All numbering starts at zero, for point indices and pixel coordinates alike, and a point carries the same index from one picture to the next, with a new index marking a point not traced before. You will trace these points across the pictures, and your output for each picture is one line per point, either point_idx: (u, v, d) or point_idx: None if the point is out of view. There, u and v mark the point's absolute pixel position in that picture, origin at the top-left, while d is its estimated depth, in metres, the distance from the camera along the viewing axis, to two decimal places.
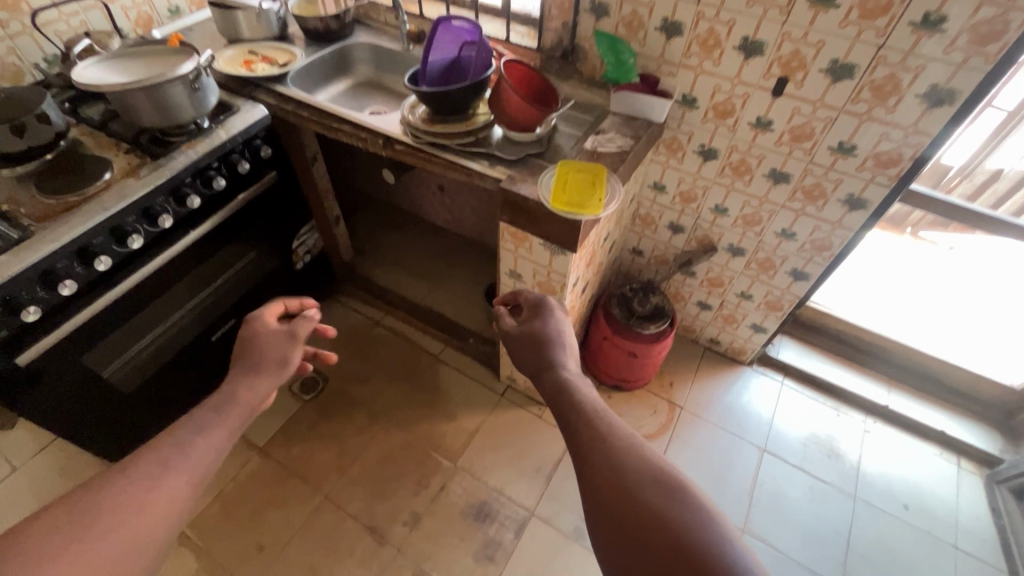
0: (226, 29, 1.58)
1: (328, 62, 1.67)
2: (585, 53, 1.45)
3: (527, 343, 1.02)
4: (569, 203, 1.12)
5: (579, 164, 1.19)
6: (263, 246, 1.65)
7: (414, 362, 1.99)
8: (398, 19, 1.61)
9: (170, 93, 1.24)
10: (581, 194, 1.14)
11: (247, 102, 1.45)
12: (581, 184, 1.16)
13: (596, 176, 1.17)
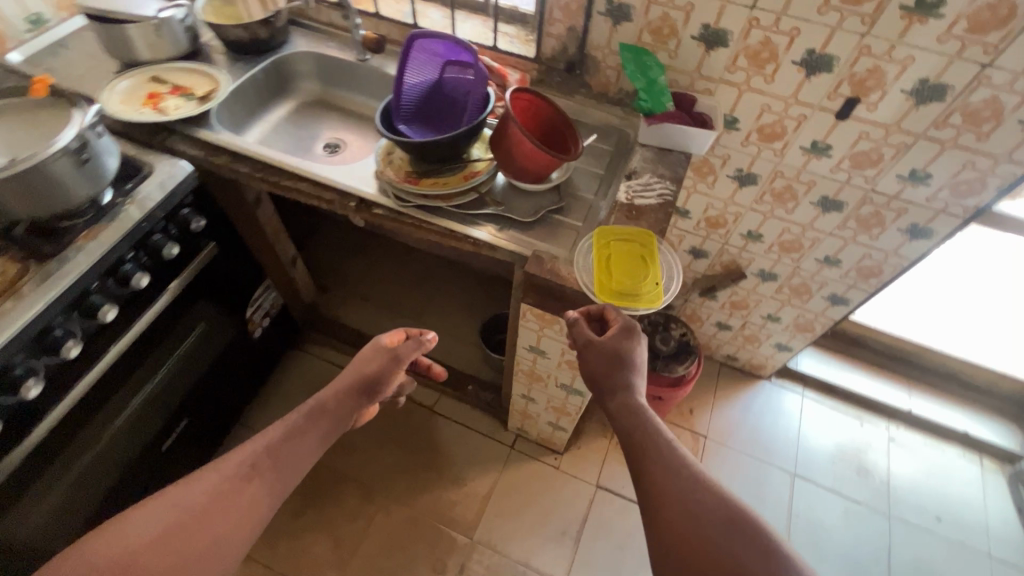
0: (114, 46, 1.17)
1: (263, 82, 1.30)
2: (598, 65, 1.16)
3: (608, 361, 0.86)
4: (614, 291, 0.89)
5: (620, 233, 0.96)
6: (210, 326, 1.32)
7: (407, 419, 1.74)
8: (349, 24, 1.25)
9: (48, 174, 0.88)
10: (631, 276, 0.90)
11: (161, 159, 1.08)
12: (629, 261, 0.92)
13: (645, 248, 0.94)
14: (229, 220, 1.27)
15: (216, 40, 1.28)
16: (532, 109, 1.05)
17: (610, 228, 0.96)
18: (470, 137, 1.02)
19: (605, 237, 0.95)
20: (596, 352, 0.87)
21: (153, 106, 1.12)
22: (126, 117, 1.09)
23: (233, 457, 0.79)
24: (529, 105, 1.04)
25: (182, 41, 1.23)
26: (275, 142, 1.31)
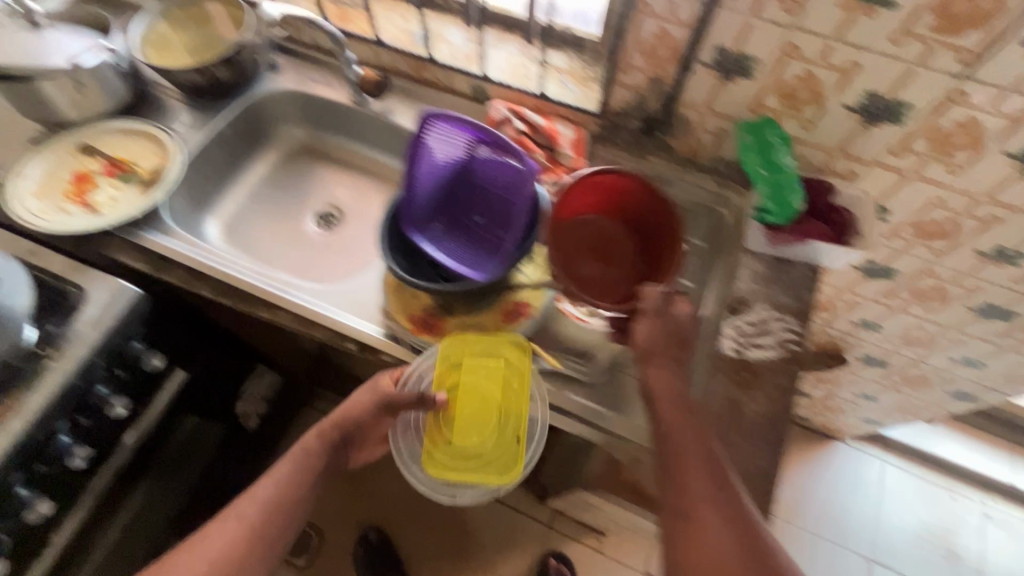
0: (25, 107, 0.86)
1: (231, 138, 0.99)
2: (688, 126, 0.82)
3: (679, 337, 0.61)
4: (449, 465, 0.65)
5: (481, 345, 0.69)
6: (195, 440, 1.07)
7: (430, 491, 1.55)
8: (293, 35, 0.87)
9: None
10: (478, 428, 0.66)
11: (92, 279, 0.80)
12: (481, 400, 0.67)
13: (510, 371, 0.68)
14: (204, 322, 0.99)
15: (168, 84, 0.96)
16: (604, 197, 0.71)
17: (458, 335, 0.69)
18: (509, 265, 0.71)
19: (449, 354, 0.69)
20: (659, 323, 0.61)
21: (80, 200, 0.83)
22: (42, 223, 0.80)
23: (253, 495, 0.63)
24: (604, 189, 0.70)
25: (119, 88, 0.91)
26: (253, 216, 1.01)
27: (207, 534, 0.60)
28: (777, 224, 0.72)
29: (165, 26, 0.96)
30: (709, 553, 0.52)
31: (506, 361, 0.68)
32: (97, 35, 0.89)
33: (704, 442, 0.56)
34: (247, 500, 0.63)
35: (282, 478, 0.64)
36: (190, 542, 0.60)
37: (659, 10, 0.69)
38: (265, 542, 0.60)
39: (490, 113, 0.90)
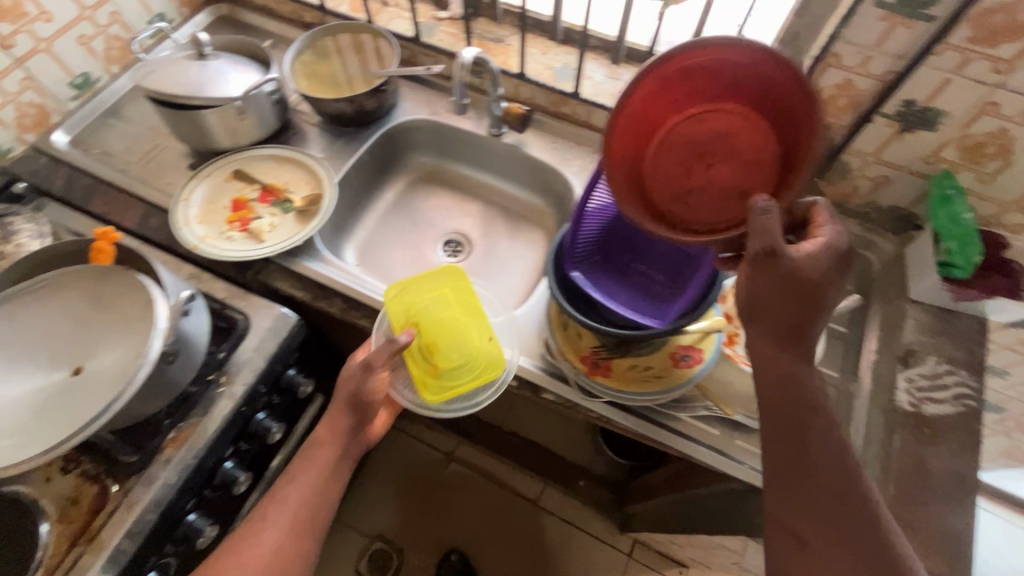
0: (188, 135, 0.89)
1: (368, 165, 1.01)
2: (847, 172, 0.82)
3: (794, 293, 0.51)
4: (458, 368, 0.74)
5: (414, 286, 0.78)
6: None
7: (508, 514, 1.54)
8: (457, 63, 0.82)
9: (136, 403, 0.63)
10: (461, 342, 0.75)
11: (254, 305, 0.81)
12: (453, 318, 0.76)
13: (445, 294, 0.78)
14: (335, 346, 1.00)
15: (313, 112, 0.98)
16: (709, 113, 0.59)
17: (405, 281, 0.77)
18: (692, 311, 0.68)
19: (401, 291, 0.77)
20: (768, 278, 0.51)
21: (242, 227, 0.84)
22: (209, 250, 0.82)
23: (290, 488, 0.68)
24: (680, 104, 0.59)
25: (271, 117, 0.93)
26: (384, 242, 1.03)
27: (266, 525, 0.65)
28: (962, 278, 0.73)
29: (311, 57, 0.99)
30: (826, 555, 0.50)
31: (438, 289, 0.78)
32: (258, 67, 0.91)
33: (792, 378, 0.53)
34: (281, 493, 0.67)
35: (294, 487, 0.67)
36: (271, 507, 0.66)
37: (849, 63, 0.69)
38: (309, 528, 0.66)
39: None
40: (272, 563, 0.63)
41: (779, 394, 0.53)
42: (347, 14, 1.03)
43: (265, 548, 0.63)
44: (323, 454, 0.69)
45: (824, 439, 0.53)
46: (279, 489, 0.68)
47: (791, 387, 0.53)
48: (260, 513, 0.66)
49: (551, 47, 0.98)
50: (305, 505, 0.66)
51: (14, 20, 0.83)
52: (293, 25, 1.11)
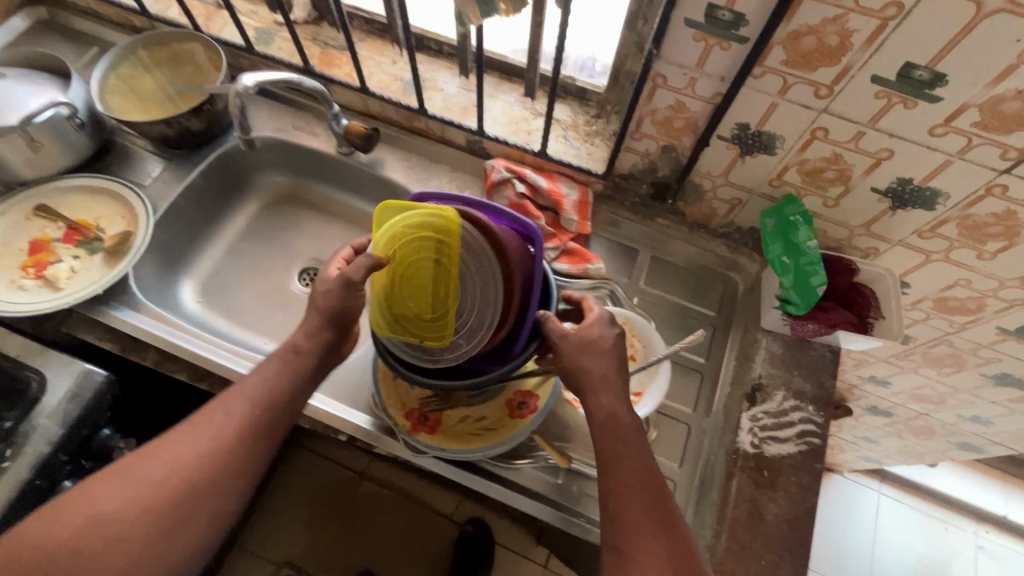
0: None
1: (207, 190, 0.91)
2: (701, 193, 0.77)
3: (597, 355, 0.58)
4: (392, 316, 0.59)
5: (412, 214, 0.57)
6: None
7: (421, 530, 1.50)
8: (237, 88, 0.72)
9: None
10: (407, 295, 0.58)
11: (53, 361, 0.72)
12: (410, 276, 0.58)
13: (446, 252, 0.56)
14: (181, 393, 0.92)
15: (136, 133, 0.88)
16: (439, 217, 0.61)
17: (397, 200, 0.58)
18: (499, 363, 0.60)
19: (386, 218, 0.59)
20: (576, 345, 0.58)
21: (37, 274, 0.75)
22: None
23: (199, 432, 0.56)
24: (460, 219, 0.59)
25: (80, 142, 0.82)
26: (232, 273, 0.94)
27: (161, 460, 0.54)
28: (798, 313, 0.70)
29: (131, 69, 0.87)
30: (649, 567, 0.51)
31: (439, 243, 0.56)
32: (53, 83, 0.80)
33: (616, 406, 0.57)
34: (226, 399, 0.57)
35: (238, 396, 0.57)
36: (188, 431, 0.56)
37: (676, 84, 0.63)
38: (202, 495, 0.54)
39: (489, 172, 0.83)
40: (146, 512, 0.52)
41: (603, 432, 0.56)
42: (175, 20, 0.92)
43: (137, 501, 0.52)
44: (286, 365, 0.60)
45: (640, 460, 0.56)
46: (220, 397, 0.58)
47: (610, 426, 0.56)
48: (191, 423, 0.56)
49: (400, 54, 0.89)
50: (205, 457, 0.55)
51: None
52: (123, 31, 0.99)
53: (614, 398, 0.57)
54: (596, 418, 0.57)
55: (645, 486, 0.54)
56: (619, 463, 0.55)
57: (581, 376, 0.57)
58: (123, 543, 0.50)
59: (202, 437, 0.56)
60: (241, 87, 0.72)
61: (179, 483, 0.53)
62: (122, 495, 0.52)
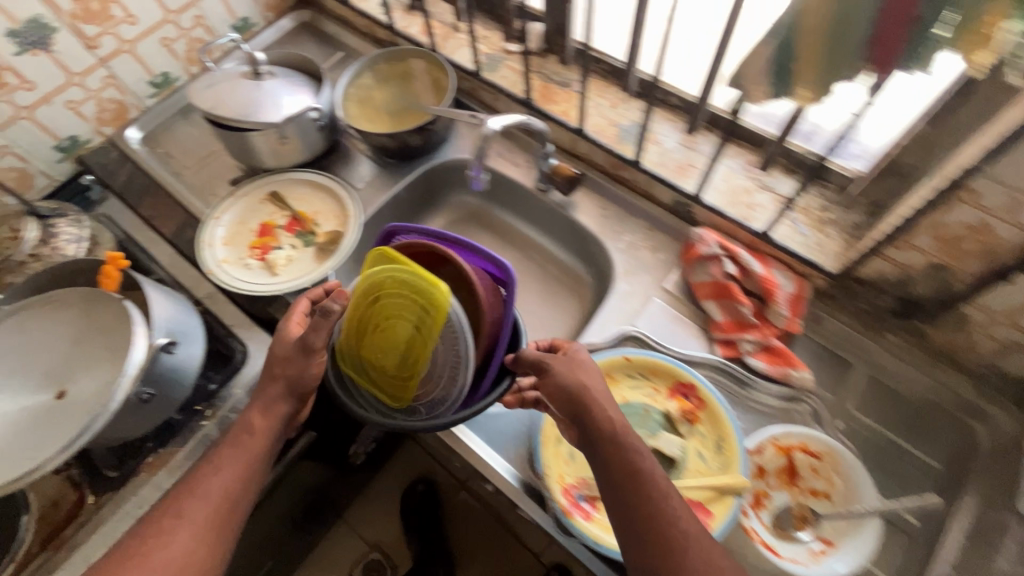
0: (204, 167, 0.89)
1: (407, 200, 0.95)
2: (964, 323, 0.63)
3: (591, 373, 0.62)
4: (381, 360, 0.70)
5: (394, 275, 0.65)
6: (297, 487, 1.05)
7: (507, 559, 1.48)
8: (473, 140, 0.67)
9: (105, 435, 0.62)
10: (388, 338, 0.68)
11: (257, 339, 0.80)
12: (395, 327, 0.67)
13: (427, 318, 0.64)
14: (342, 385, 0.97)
15: (361, 139, 0.94)
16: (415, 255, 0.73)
17: (389, 255, 0.66)
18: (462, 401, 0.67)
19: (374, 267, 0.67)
20: (570, 365, 0.61)
21: (261, 256, 0.83)
22: (223, 275, 0.80)
23: (198, 497, 0.57)
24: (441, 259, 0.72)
25: (316, 141, 0.90)
26: None
27: (172, 527, 0.55)
28: None
29: (370, 80, 0.94)
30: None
31: (422, 310, 0.64)
32: (308, 85, 0.88)
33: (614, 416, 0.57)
34: (211, 469, 0.59)
35: (204, 498, 0.57)
36: (174, 509, 0.57)
37: (990, 202, 0.51)
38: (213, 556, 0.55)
39: (697, 243, 0.75)
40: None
41: (610, 444, 0.55)
42: (415, 37, 0.98)
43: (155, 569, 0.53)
44: (234, 457, 0.60)
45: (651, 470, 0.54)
46: (185, 493, 0.58)
47: (615, 438, 0.56)
48: (157, 528, 0.55)
49: (622, 100, 0.86)
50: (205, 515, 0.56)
51: (102, 23, 0.88)
52: (366, 40, 1.08)
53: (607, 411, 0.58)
54: (604, 432, 0.56)
55: (665, 513, 0.51)
56: (633, 479, 0.53)
57: (581, 391, 0.59)
58: None
59: (203, 494, 0.57)
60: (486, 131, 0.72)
61: (176, 569, 0.53)
62: None
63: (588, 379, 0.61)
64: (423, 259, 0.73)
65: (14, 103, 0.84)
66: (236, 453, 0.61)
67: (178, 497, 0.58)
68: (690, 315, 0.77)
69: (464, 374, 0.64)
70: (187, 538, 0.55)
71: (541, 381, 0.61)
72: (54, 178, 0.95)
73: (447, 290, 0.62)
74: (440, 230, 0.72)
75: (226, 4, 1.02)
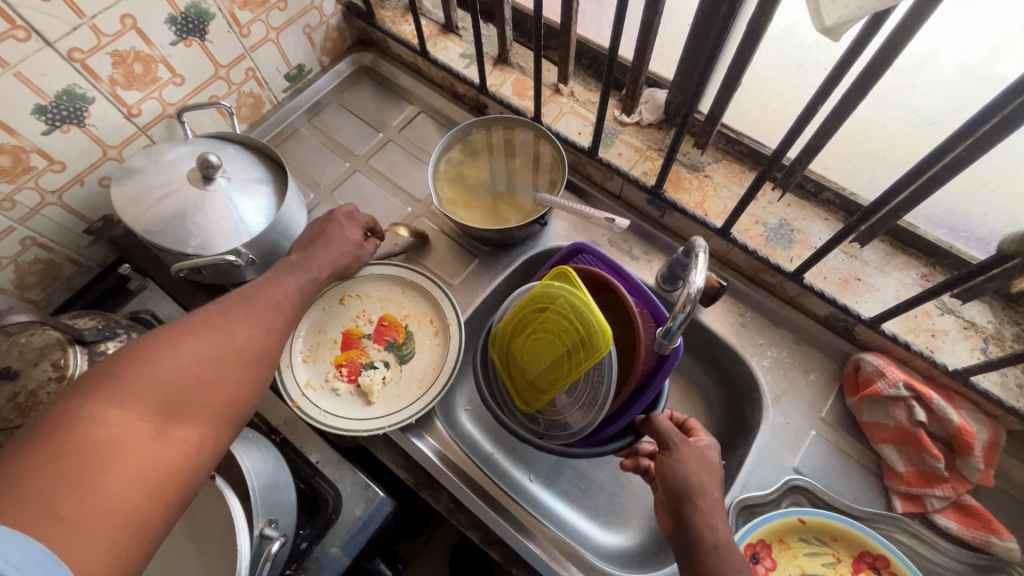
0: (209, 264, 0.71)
1: (504, 294, 0.81)
2: None
3: (715, 481, 0.52)
4: (523, 368, 0.63)
5: (563, 290, 0.57)
6: None
7: None
8: (682, 292, 0.50)
9: None
10: (534, 352, 0.61)
11: (350, 481, 0.67)
12: (545, 345, 0.60)
13: (582, 352, 0.55)
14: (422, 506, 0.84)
15: (451, 221, 0.81)
16: (587, 282, 0.64)
17: (570, 271, 0.58)
18: (581, 429, 0.59)
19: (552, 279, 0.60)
20: (693, 458, 0.52)
21: (350, 377, 0.71)
22: (308, 405, 0.69)
23: (254, 300, 0.52)
24: (607, 288, 0.63)
25: (286, 247, 0.79)
26: None
27: (241, 310, 0.50)
28: None
29: (459, 154, 0.82)
30: None
31: (581, 343, 0.55)
32: (270, 190, 0.76)
33: (713, 504, 0.50)
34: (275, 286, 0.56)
35: (267, 303, 0.53)
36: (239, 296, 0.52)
37: None
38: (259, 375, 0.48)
39: (874, 377, 0.65)
40: (233, 353, 0.46)
41: (690, 533, 0.48)
42: (511, 99, 0.85)
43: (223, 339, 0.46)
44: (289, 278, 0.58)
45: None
46: (249, 298, 0.52)
47: (699, 529, 0.48)
48: (215, 320, 0.47)
49: (767, 193, 0.74)
50: (271, 333, 0.51)
51: (144, 87, 0.73)
52: (442, 92, 0.94)
53: (702, 498, 0.50)
54: (703, 545, 0.47)
55: None
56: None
57: (694, 494, 0.50)
58: (206, 398, 0.43)
59: (269, 293, 0.54)
60: (694, 292, 0.50)
61: (241, 348, 0.47)
62: (195, 347, 0.44)
63: (698, 468, 0.52)
64: (596, 290, 0.64)
65: (40, 188, 0.69)
66: (287, 283, 0.57)
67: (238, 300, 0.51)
68: (858, 454, 0.67)
69: (595, 413, 0.57)
70: (256, 329, 0.49)
71: (657, 457, 0.54)
72: (81, 265, 0.80)
73: (612, 335, 0.52)
74: (626, 271, 0.63)
75: (282, 52, 0.87)
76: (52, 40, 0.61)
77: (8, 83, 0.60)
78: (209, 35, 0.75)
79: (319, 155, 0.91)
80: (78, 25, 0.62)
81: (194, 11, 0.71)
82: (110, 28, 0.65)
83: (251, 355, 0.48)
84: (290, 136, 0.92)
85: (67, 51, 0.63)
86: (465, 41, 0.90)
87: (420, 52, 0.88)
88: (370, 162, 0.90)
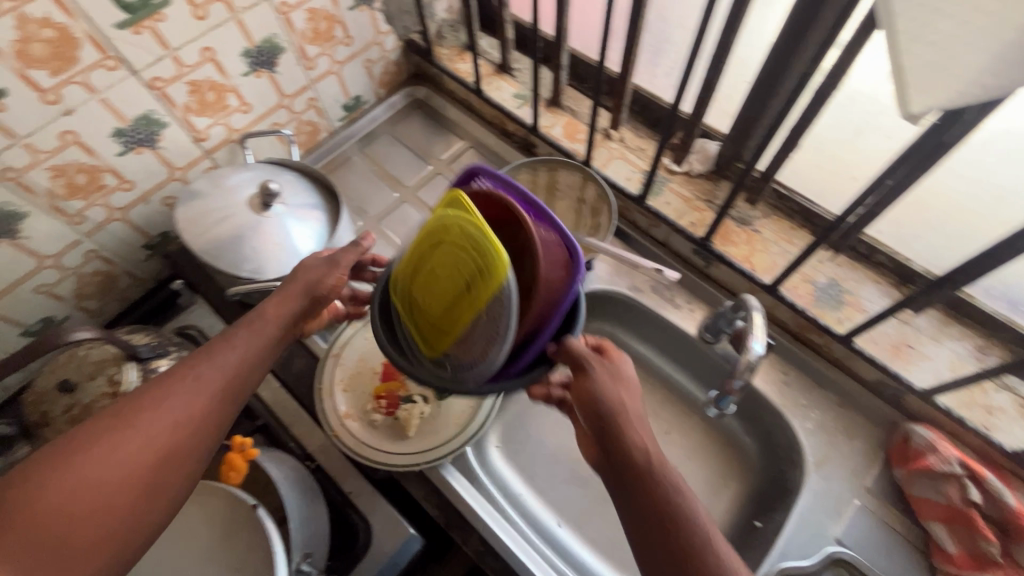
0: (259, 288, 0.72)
1: None
2: None
3: (636, 397, 0.48)
4: (422, 316, 0.49)
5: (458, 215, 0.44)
6: None
7: None
8: (740, 357, 0.53)
9: None
10: (429, 293, 0.48)
11: (381, 515, 0.67)
12: (439, 284, 0.47)
13: (480, 283, 0.42)
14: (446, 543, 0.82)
15: None
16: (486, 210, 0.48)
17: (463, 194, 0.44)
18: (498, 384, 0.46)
19: (446, 205, 0.47)
20: (610, 376, 0.48)
21: (387, 410, 0.71)
22: (345, 436, 0.69)
23: (176, 388, 0.44)
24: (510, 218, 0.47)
25: None
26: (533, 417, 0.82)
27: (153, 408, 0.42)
28: None
29: None
30: None
31: (477, 270, 0.42)
32: (323, 216, 0.78)
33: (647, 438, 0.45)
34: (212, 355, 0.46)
35: (192, 386, 0.44)
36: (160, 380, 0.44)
37: None
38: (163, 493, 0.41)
39: (925, 452, 0.64)
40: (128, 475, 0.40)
41: (622, 463, 0.44)
42: (561, 141, 0.86)
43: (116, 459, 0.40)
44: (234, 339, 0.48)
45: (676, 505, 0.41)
46: (170, 383, 0.44)
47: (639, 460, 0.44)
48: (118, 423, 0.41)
49: (818, 252, 0.73)
50: (186, 433, 0.43)
51: (214, 113, 0.76)
52: (492, 129, 0.96)
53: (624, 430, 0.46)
54: (636, 464, 0.43)
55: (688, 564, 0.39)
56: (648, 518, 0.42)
57: (615, 414, 0.46)
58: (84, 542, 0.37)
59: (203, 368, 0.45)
60: (752, 359, 0.53)
61: (140, 463, 0.40)
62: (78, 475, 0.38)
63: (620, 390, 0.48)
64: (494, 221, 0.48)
65: (109, 205, 0.72)
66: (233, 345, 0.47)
67: (157, 386, 0.43)
68: (903, 528, 0.65)
69: (497, 353, 0.43)
70: (163, 435, 0.42)
71: (575, 381, 0.48)
72: (137, 278, 0.83)
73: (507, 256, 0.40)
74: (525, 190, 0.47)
75: (342, 84, 0.90)
76: (138, 69, 0.64)
77: (93, 108, 0.63)
78: (278, 67, 0.78)
79: (369, 184, 0.93)
80: (163, 56, 0.65)
81: (268, 44, 0.75)
82: (191, 60, 0.68)
83: (151, 472, 0.41)
84: (342, 163, 0.95)
85: (150, 79, 0.66)
86: (519, 82, 0.92)
87: (475, 91, 0.90)
88: (419, 194, 0.92)
